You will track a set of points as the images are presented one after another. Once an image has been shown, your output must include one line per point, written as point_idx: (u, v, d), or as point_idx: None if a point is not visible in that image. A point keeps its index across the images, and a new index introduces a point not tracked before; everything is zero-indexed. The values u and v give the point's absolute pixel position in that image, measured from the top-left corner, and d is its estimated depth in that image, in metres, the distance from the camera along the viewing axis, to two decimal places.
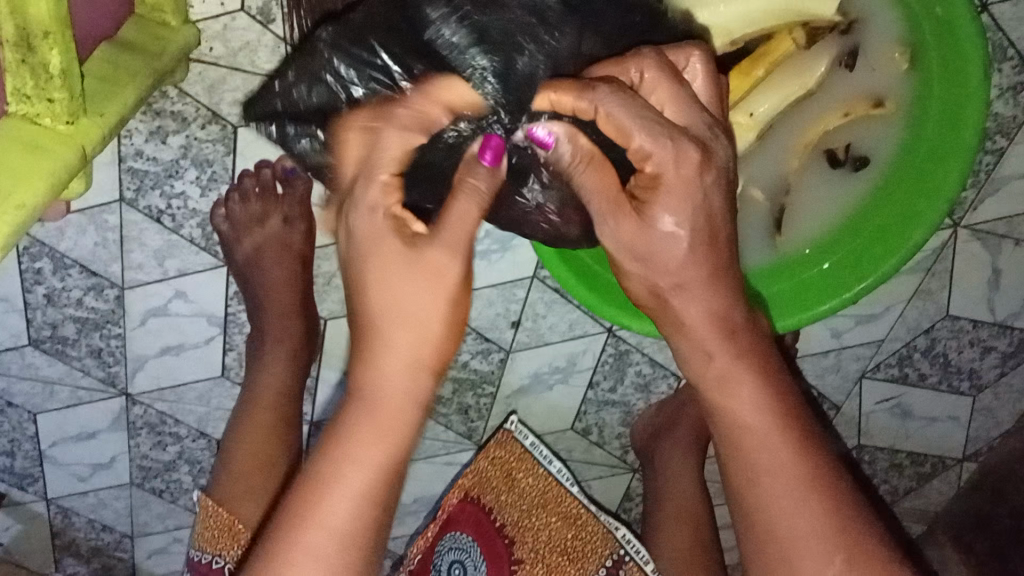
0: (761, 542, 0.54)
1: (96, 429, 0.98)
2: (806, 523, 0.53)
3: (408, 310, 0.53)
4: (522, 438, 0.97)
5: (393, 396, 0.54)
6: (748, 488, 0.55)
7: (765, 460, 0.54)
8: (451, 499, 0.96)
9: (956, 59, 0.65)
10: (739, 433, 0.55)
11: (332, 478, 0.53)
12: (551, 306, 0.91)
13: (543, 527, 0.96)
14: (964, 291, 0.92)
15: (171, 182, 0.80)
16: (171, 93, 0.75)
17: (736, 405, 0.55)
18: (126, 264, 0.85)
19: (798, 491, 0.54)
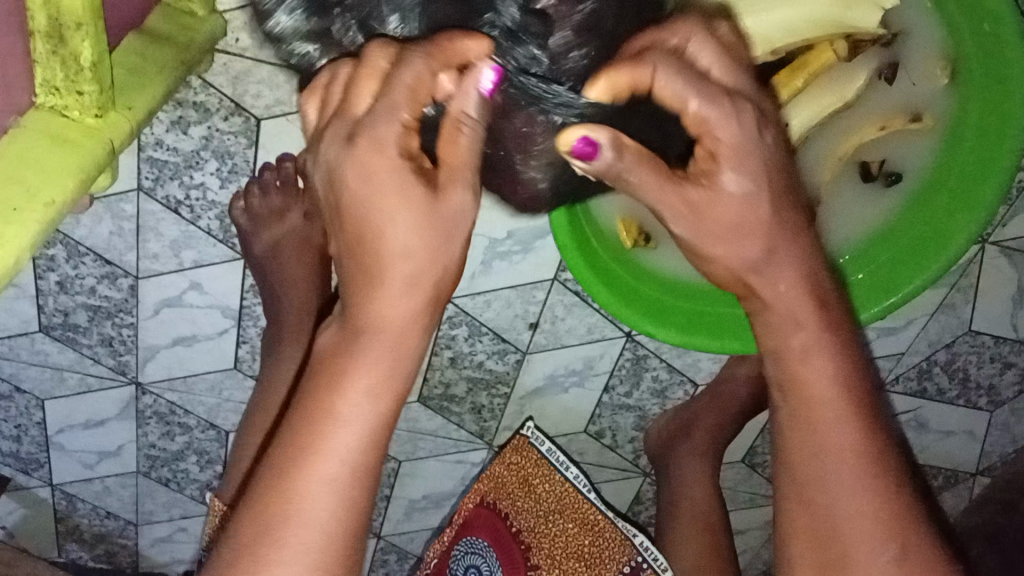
0: (807, 515, 0.54)
1: (105, 417, 0.97)
2: (859, 502, 0.53)
3: (420, 242, 0.49)
4: (537, 443, 0.96)
5: (397, 327, 0.51)
6: (808, 465, 0.54)
7: (835, 440, 0.53)
8: (467, 503, 0.97)
9: (1004, 74, 0.64)
10: (810, 404, 0.53)
11: (334, 420, 0.50)
12: (570, 310, 0.90)
13: (559, 534, 0.94)
14: (988, 307, 0.91)
15: (191, 172, 0.79)
16: (195, 82, 0.73)
17: (810, 373, 0.53)
18: (141, 253, 0.83)
19: (860, 476, 0.53)
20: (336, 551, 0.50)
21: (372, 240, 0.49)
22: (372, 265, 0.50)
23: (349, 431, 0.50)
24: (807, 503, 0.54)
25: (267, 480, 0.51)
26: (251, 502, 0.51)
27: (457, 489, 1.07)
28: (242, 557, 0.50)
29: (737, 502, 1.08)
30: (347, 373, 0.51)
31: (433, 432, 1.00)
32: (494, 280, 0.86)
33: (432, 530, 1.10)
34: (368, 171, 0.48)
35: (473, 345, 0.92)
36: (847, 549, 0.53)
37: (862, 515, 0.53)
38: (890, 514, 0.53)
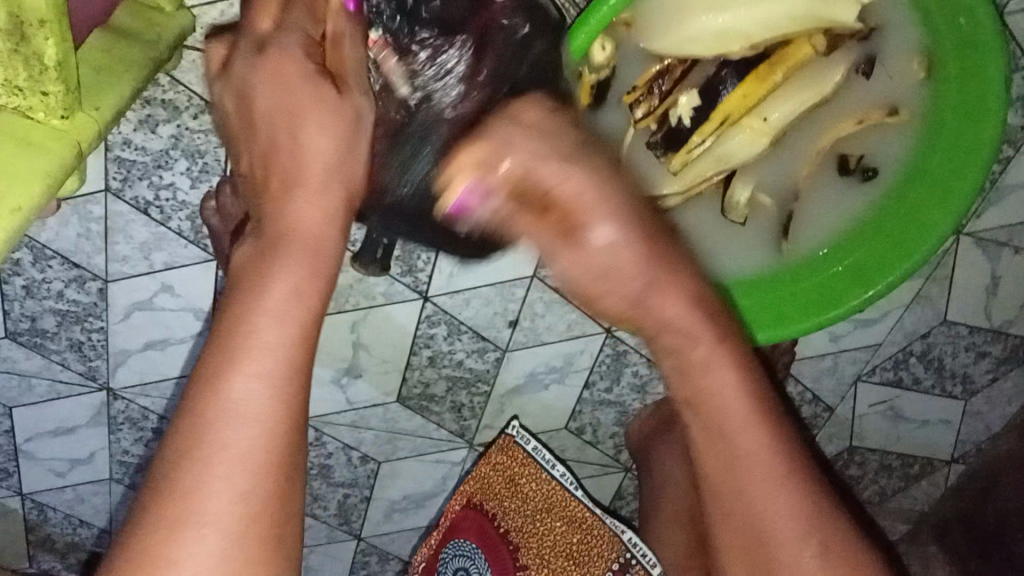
0: (711, 472, 0.53)
1: (76, 423, 0.95)
2: (754, 449, 0.52)
3: (335, 160, 0.50)
4: (522, 442, 0.96)
5: (312, 235, 0.48)
6: (730, 478, 0.52)
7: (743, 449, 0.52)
8: (453, 505, 0.97)
9: (976, 67, 0.64)
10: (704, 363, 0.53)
11: (249, 351, 0.44)
12: (551, 307, 0.89)
13: (547, 532, 0.95)
14: (962, 299, 0.92)
15: (160, 172, 0.77)
16: (163, 80, 0.71)
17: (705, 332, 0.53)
18: (110, 256, 0.81)
19: (753, 416, 0.52)
20: (262, 503, 0.43)
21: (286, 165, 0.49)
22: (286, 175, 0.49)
23: (267, 364, 0.44)
24: (710, 458, 0.53)
25: (176, 433, 0.44)
26: (161, 463, 0.43)
27: (438, 488, 1.06)
28: (155, 514, 0.42)
29: None
30: (263, 295, 0.45)
31: (413, 432, 0.99)
32: (473, 279, 0.85)
33: (414, 530, 1.09)
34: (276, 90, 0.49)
35: (452, 344, 0.91)
36: (755, 500, 0.51)
37: (761, 460, 0.51)
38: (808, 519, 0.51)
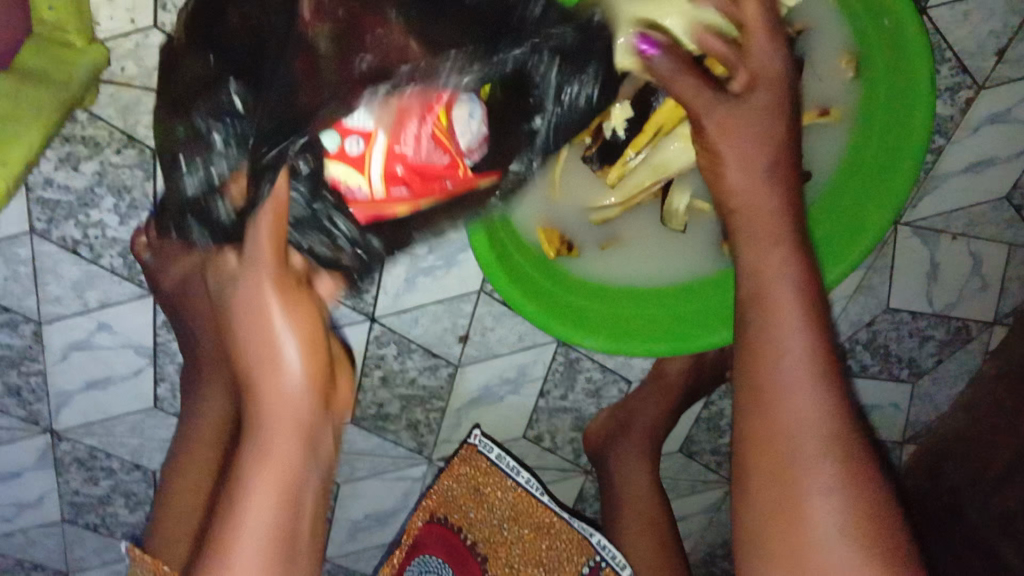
0: (768, 418, 0.54)
1: (21, 468, 0.92)
2: (806, 396, 0.54)
3: (309, 374, 0.59)
4: (486, 450, 0.95)
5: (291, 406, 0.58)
6: (765, 368, 0.55)
7: (787, 349, 0.55)
8: (416, 521, 0.96)
9: (907, 72, 0.65)
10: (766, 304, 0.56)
11: (229, 542, 0.54)
12: (500, 319, 0.89)
13: (515, 540, 0.96)
14: (904, 286, 0.94)
15: (87, 211, 0.75)
16: (81, 116, 0.69)
17: (773, 270, 0.57)
18: (42, 297, 0.79)
19: (814, 369, 0.54)
20: None
21: (271, 368, 0.58)
22: (252, 366, 0.59)
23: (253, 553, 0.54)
24: (764, 401, 0.55)
25: None
26: None
27: (401, 505, 1.04)
28: None
29: (677, 491, 1.09)
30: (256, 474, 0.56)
31: (370, 452, 0.97)
32: (419, 296, 0.85)
33: (380, 547, 1.08)
34: (260, 309, 0.58)
35: (403, 362, 0.90)
36: (806, 454, 0.53)
37: (815, 408, 0.53)
38: (831, 455, 0.52)
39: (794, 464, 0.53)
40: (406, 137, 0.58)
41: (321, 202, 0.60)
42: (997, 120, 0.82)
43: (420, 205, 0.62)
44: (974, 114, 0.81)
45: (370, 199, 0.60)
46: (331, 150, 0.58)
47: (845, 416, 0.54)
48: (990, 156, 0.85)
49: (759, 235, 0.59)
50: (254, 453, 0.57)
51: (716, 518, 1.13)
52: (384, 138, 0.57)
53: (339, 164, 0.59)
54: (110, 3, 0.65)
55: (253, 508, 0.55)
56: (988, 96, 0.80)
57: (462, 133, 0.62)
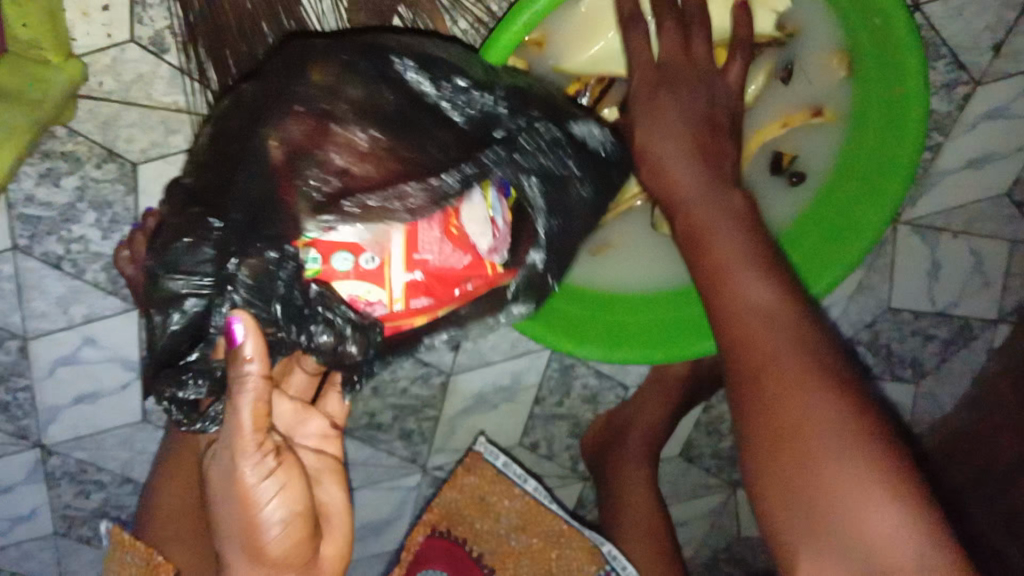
0: (741, 354, 0.51)
1: (11, 482, 0.91)
2: (758, 310, 0.51)
3: (295, 538, 0.57)
4: (492, 457, 0.93)
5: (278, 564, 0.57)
6: (714, 296, 0.53)
7: (741, 281, 0.53)
8: (417, 536, 0.92)
9: (900, 71, 0.62)
10: (697, 224, 0.57)
11: None
12: (492, 327, 0.88)
13: (524, 551, 0.94)
14: (905, 285, 0.92)
15: (69, 226, 0.74)
16: (59, 132, 0.69)
17: (688, 183, 0.58)
18: (27, 312, 0.78)
19: (778, 318, 0.51)
20: None
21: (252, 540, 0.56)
22: (229, 528, 0.56)
23: None
24: (730, 330, 0.52)
25: None
26: None
27: (397, 514, 1.03)
28: None
29: (678, 496, 1.07)
30: None
31: (363, 462, 0.96)
32: None
33: (376, 556, 1.07)
34: (234, 480, 0.55)
35: (395, 371, 0.89)
36: (794, 401, 0.47)
37: (772, 327, 0.50)
38: (827, 394, 0.47)
39: (782, 405, 0.47)
40: (424, 232, 0.53)
41: (312, 332, 0.54)
42: (996, 116, 0.80)
43: (436, 311, 0.58)
44: (973, 110, 0.79)
45: (387, 313, 0.55)
46: (332, 271, 0.53)
47: (826, 349, 0.50)
48: (991, 153, 0.83)
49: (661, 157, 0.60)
50: None
51: (718, 522, 1.11)
52: (402, 234, 0.53)
53: (354, 283, 0.53)
54: (85, 18, 0.64)
55: None
56: (987, 92, 0.78)
57: (477, 233, 0.56)
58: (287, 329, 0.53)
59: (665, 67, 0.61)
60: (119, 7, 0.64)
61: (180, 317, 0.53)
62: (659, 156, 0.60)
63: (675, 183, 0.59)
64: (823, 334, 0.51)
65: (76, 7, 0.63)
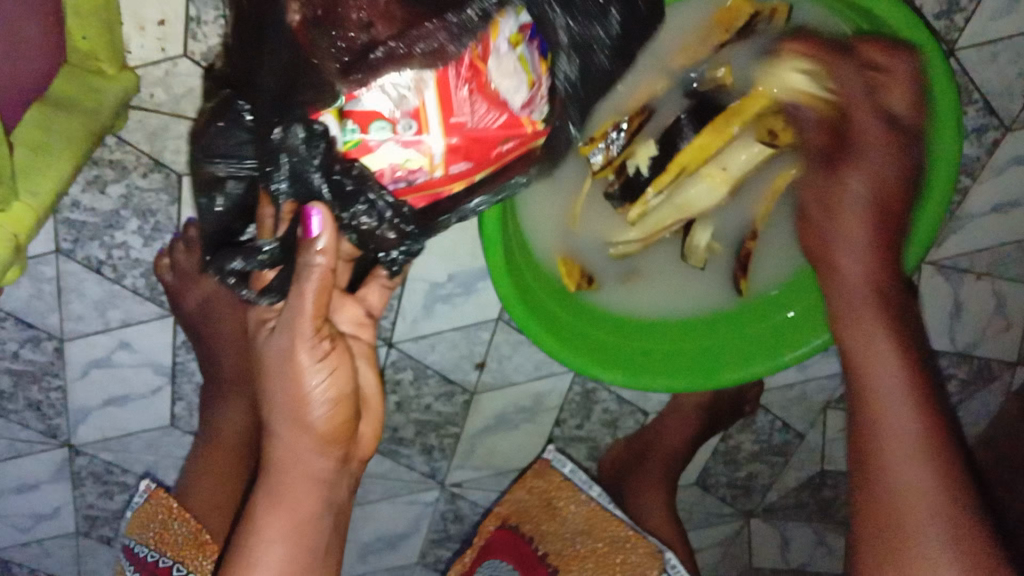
0: (877, 432, 0.59)
1: (38, 480, 0.93)
2: (905, 422, 0.58)
3: (331, 419, 0.59)
4: (560, 466, 0.93)
5: (307, 458, 0.59)
6: (863, 406, 0.61)
7: (881, 384, 0.60)
8: (488, 526, 0.92)
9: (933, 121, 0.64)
10: (848, 303, 0.64)
11: (254, 555, 0.58)
12: (517, 348, 0.89)
13: (588, 553, 0.89)
14: (927, 325, 0.92)
15: (112, 232, 0.76)
16: (109, 140, 0.70)
17: (848, 272, 0.64)
18: (65, 315, 0.80)
19: (914, 400, 0.59)
20: None
21: (299, 410, 0.58)
22: (268, 398, 0.59)
23: (270, 554, 0.59)
24: (865, 410, 0.61)
25: None
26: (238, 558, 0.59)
27: (413, 529, 1.04)
28: None
29: (692, 522, 1.08)
30: (280, 487, 0.59)
31: (383, 476, 0.97)
32: (437, 323, 0.85)
33: (389, 569, 1.08)
34: (289, 360, 0.57)
35: (419, 388, 0.90)
36: (895, 473, 0.58)
37: (910, 429, 0.58)
38: (920, 458, 0.57)
39: (883, 466, 0.58)
40: (455, 90, 0.51)
41: (356, 212, 0.53)
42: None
43: (475, 178, 0.55)
44: (1001, 156, 0.81)
45: (426, 180, 0.53)
46: (371, 142, 0.51)
47: (920, 429, 0.58)
48: (1017, 196, 0.84)
49: (834, 225, 0.64)
50: (267, 497, 0.60)
51: (731, 551, 1.11)
52: (435, 89, 0.50)
53: (396, 150, 0.51)
54: (141, 32, 0.66)
55: (269, 531, 0.59)
56: (1014, 137, 0.80)
57: (511, 89, 0.52)
58: (334, 208, 0.53)
59: (879, 87, 0.61)
60: (174, 23, 0.66)
61: (224, 198, 0.59)
62: (826, 243, 0.65)
63: (832, 198, 0.64)
64: (938, 418, 0.59)
65: (132, 23, 0.65)
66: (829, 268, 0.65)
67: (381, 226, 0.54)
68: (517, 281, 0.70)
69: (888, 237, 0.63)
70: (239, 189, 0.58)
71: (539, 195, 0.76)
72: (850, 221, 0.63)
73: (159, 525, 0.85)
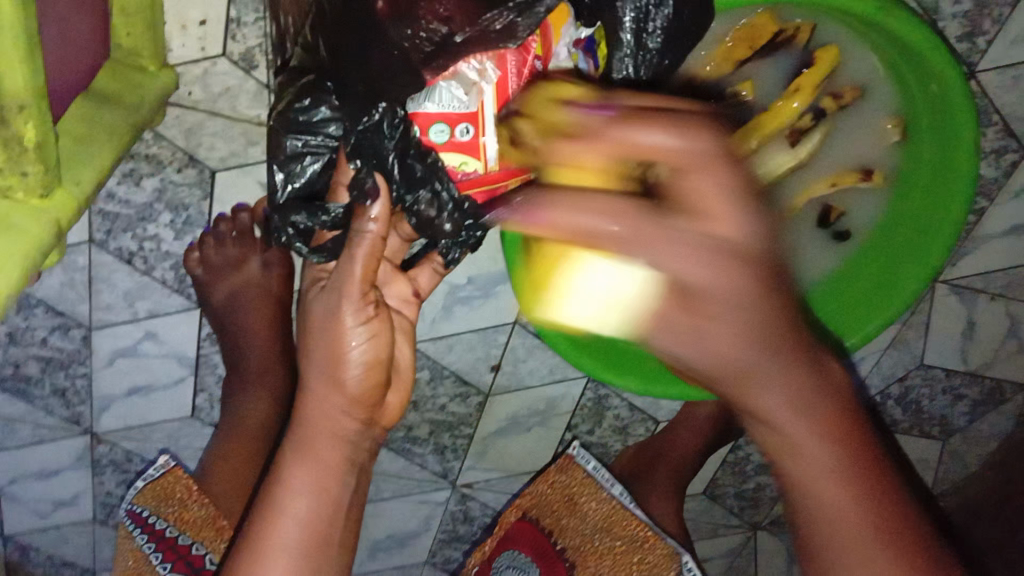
0: (821, 531, 0.48)
1: (59, 466, 0.95)
2: (841, 502, 0.47)
3: (369, 379, 0.59)
4: (583, 462, 0.94)
5: (339, 417, 0.59)
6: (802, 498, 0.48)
7: (803, 475, 0.48)
8: (509, 517, 0.93)
9: (952, 146, 0.66)
10: (737, 373, 0.45)
11: (283, 505, 0.58)
12: (532, 351, 0.91)
13: (607, 551, 0.89)
14: (939, 344, 0.93)
15: (144, 225, 0.78)
16: (147, 135, 0.73)
17: (765, 385, 0.46)
18: (94, 304, 0.82)
19: (849, 479, 0.47)
20: None
21: (335, 368, 0.58)
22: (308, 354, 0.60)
23: (299, 507, 0.58)
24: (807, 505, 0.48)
25: (250, 533, 0.58)
26: (263, 511, 0.58)
27: (423, 528, 1.05)
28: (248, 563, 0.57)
29: (698, 532, 1.09)
30: (312, 441, 0.59)
31: (396, 474, 0.99)
32: (456, 325, 0.87)
33: (398, 568, 1.09)
34: (333, 319, 0.58)
35: (435, 388, 0.92)
36: None
37: (855, 525, 0.47)
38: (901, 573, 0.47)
39: None
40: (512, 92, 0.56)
41: (418, 199, 0.58)
42: None
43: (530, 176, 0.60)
44: (1017, 179, 0.82)
45: (482, 178, 0.58)
46: (431, 142, 0.56)
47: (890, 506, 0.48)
48: None
49: (712, 326, 0.43)
50: (297, 453, 0.59)
51: (737, 564, 1.12)
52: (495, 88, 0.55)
53: (451, 155, 0.56)
54: (182, 31, 0.69)
55: (298, 485, 0.58)
56: None
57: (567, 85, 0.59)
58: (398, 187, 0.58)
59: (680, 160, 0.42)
60: (215, 24, 0.69)
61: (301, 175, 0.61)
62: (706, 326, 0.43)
63: (719, 343, 0.44)
64: (889, 492, 0.48)
65: (174, 21, 0.68)
66: (737, 378, 0.46)
67: (440, 216, 0.59)
68: None
69: (785, 359, 0.45)
70: (318, 167, 0.61)
71: None
72: (713, 331, 0.43)
73: (180, 502, 0.87)
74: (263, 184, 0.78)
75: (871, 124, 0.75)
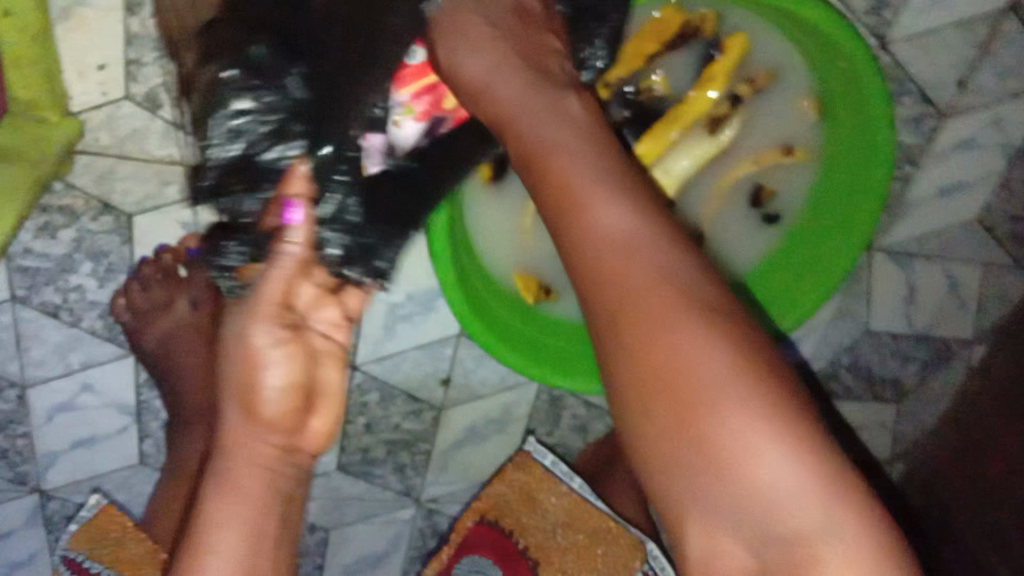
0: (651, 373, 0.43)
1: (10, 528, 0.90)
2: (675, 322, 0.43)
3: (289, 404, 0.54)
4: (540, 458, 0.94)
5: (263, 448, 0.54)
6: (625, 325, 0.44)
7: (651, 296, 0.44)
8: (465, 522, 0.91)
9: (867, 122, 0.67)
10: (577, 215, 0.47)
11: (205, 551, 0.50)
12: (480, 361, 0.91)
13: (570, 547, 0.91)
14: (882, 310, 0.94)
15: (66, 276, 0.76)
16: (57, 186, 0.71)
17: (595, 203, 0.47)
18: (25, 361, 0.80)
19: (688, 305, 0.43)
20: None
21: (252, 394, 0.53)
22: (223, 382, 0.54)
23: (223, 550, 0.51)
24: (637, 335, 0.43)
25: None
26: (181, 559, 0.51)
27: (392, 548, 1.02)
28: None
29: None
30: (231, 478, 0.52)
31: (359, 497, 0.97)
32: (400, 344, 0.86)
33: None
34: (246, 340, 0.54)
35: (387, 408, 0.91)
36: (722, 418, 0.41)
37: (690, 346, 0.42)
38: (743, 399, 0.41)
39: (711, 440, 0.41)
40: None
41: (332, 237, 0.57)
42: (963, 147, 0.84)
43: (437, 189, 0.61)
44: (941, 143, 0.83)
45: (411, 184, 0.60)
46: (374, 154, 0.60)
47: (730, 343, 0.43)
48: (959, 181, 0.86)
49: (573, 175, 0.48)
50: (216, 492, 0.52)
51: None
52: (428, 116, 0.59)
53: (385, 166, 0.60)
54: (82, 78, 0.67)
55: (221, 526, 0.51)
56: (953, 124, 0.82)
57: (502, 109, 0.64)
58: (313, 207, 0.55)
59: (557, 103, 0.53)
60: (115, 67, 0.67)
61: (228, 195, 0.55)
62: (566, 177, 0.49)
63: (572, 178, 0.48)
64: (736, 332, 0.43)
65: (72, 68, 0.67)
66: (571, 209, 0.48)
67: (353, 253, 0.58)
68: (470, 297, 0.72)
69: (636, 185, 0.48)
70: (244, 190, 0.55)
71: (484, 211, 0.79)
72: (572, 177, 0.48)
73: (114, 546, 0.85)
74: (184, 224, 0.75)
75: (787, 106, 0.75)
